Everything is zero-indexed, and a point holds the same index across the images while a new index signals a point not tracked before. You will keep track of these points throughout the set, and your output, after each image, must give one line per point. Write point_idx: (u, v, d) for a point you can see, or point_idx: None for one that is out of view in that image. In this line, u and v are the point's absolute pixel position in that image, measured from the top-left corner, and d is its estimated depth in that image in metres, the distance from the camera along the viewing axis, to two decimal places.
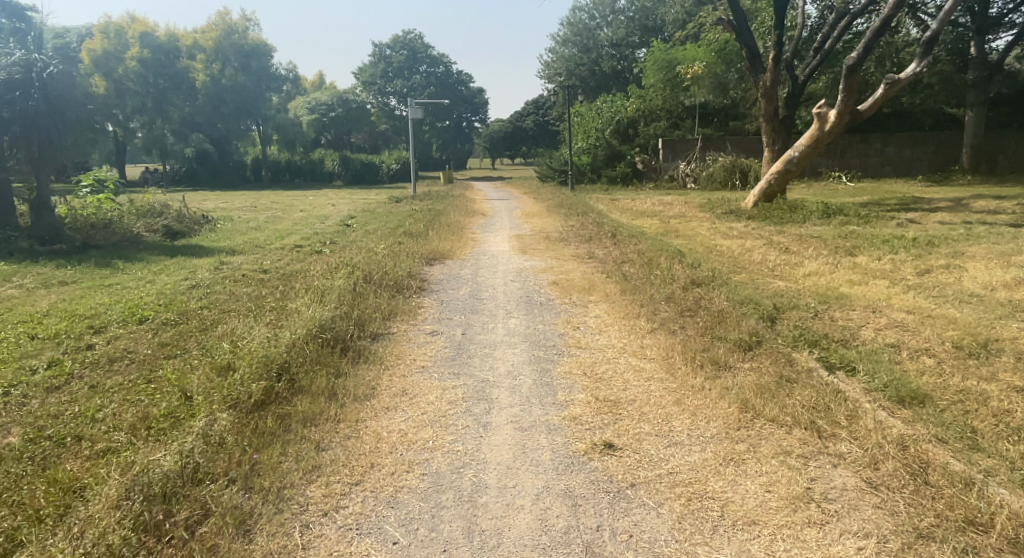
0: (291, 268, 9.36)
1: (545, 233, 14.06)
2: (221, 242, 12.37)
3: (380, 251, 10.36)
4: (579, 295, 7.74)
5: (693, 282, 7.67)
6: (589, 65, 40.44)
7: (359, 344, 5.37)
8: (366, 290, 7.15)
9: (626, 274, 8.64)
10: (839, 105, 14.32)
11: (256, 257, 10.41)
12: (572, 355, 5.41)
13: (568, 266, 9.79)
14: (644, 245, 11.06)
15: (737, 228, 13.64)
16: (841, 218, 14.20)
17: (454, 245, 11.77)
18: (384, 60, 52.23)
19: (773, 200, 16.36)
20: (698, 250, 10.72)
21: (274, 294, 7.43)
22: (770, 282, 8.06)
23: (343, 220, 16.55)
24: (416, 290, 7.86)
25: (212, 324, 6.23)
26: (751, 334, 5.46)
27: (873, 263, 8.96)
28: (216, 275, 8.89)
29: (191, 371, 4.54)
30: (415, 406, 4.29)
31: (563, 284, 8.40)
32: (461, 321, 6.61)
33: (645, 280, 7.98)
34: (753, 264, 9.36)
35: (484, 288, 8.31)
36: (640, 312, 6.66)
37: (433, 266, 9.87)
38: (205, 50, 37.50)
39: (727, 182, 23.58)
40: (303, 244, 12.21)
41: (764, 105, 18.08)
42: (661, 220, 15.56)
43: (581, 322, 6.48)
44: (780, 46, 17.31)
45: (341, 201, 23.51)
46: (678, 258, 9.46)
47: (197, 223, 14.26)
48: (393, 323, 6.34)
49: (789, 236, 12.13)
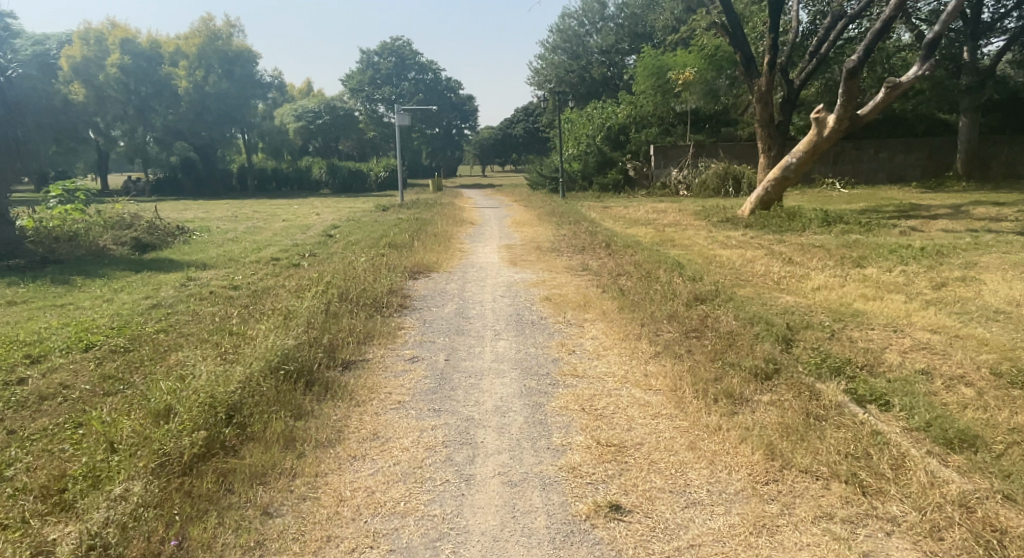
0: (264, 284, 8.72)
1: (535, 242, 13.48)
2: (193, 254, 11.74)
3: (362, 264, 9.76)
4: (573, 312, 7.14)
5: (695, 298, 7.12)
6: (579, 72, 39.98)
7: (325, 377, 4.76)
8: (340, 311, 6.54)
9: (623, 288, 8.07)
10: (839, 109, 13.85)
11: (228, 272, 9.78)
12: (568, 387, 4.80)
13: (561, 279, 9.21)
14: (640, 256, 10.52)
15: (735, 237, 13.16)
16: (842, 226, 13.72)
17: (441, 257, 11.17)
18: (372, 67, 51.62)
19: (770, 207, 15.86)
20: (697, 261, 10.20)
21: (240, 315, 6.79)
22: (777, 297, 7.50)
23: (326, 230, 15.93)
24: (396, 308, 7.24)
25: (166, 351, 5.59)
26: (768, 358, 4.89)
27: (884, 275, 8.43)
28: (180, 293, 8.24)
29: (125, 415, 3.91)
30: (385, 456, 3.69)
31: (556, 299, 7.81)
32: (444, 345, 5.99)
33: (644, 295, 7.42)
34: (757, 276, 8.82)
35: (471, 305, 7.70)
36: (641, 333, 6.09)
37: (417, 280, 9.27)
38: (188, 56, 36.73)
39: (720, 190, 23.21)
40: (281, 256, 11.58)
41: (759, 111, 17.65)
42: (655, 229, 15.09)
43: (577, 345, 5.89)
44: (775, 50, 16.87)
45: (325, 210, 22.89)
46: (677, 270, 8.90)
47: (171, 235, 13.60)
48: (368, 348, 5.74)
49: (790, 245, 11.63)
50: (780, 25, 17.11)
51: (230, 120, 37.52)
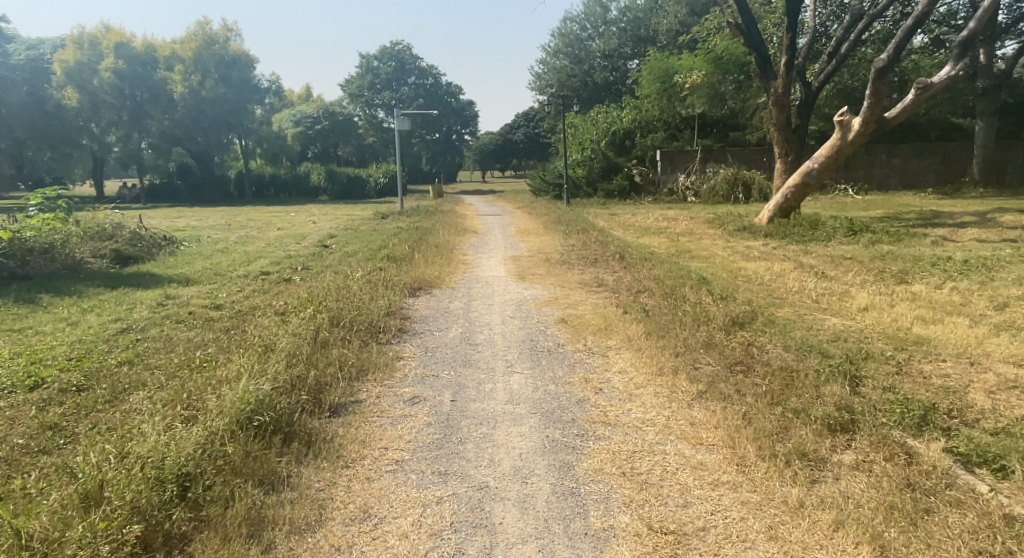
0: (250, 303, 7.94)
1: (544, 253, 12.67)
2: (176, 268, 10.96)
3: (359, 280, 8.98)
4: (595, 337, 6.34)
5: (732, 322, 6.34)
6: (581, 76, 39.15)
7: (305, 430, 3.94)
8: (331, 340, 5.71)
9: (646, 308, 7.27)
10: (864, 112, 13.04)
11: (211, 288, 8.98)
12: (600, 440, 3.98)
13: (576, 296, 8.42)
14: (659, 270, 9.72)
15: (755, 247, 12.38)
16: (869, 235, 12.92)
17: (443, 271, 10.40)
18: (372, 72, 50.74)
19: (790, 214, 15.05)
20: (722, 276, 9.41)
21: (220, 344, 6.00)
22: (821, 320, 6.70)
23: (322, 240, 15.17)
24: (394, 334, 6.42)
25: (125, 391, 4.79)
26: (841, 405, 4.07)
27: (934, 293, 7.63)
28: (155, 315, 7.44)
29: (47, 490, 3.09)
30: (379, 547, 2.88)
31: (573, 321, 7.02)
32: (449, 380, 5.18)
33: (673, 317, 6.63)
34: (791, 294, 8.02)
35: (478, 328, 6.89)
36: (679, 365, 5.29)
37: (417, 297, 8.49)
38: (183, 60, 35.65)
39: (730, 196, 22.43)
40: (271, 270, 10.78)
41: (775, 114, 16.87)
42: (669, 239, 14.29)
43: (604, 381, 5.06)
44: (792, 50, 16.07)
45: (323, 218, 22.11)
46: (703, 288, 8.11)
47: (156, 246, 12.83)
48: (362, 386, 4.94)
49: (819, 258, 10.83)
50: (797, 25, 16.32)
51: (226, 126, 36.63)
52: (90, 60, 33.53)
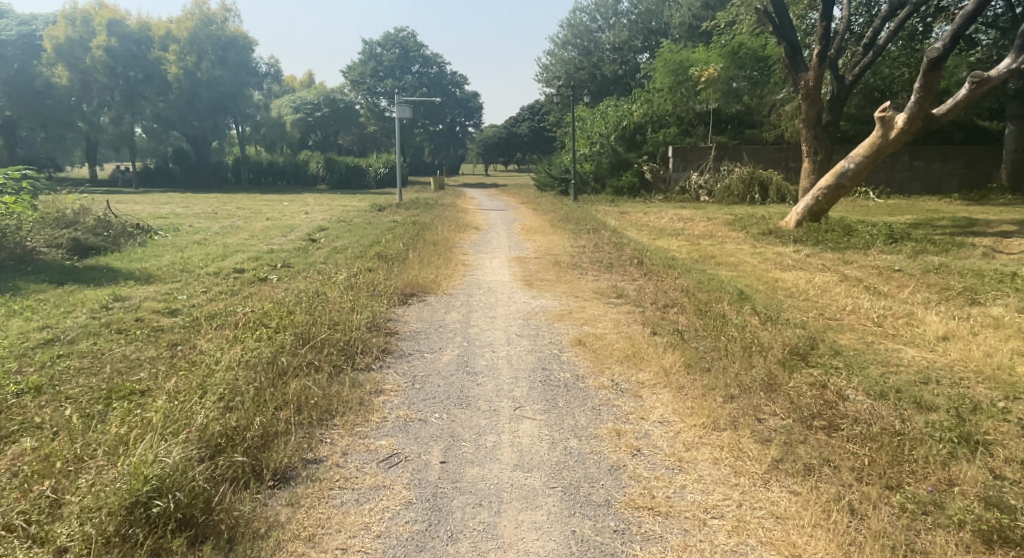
0: (213, 309, 6.78)
1: (553, 255, 11.49)
2: (141, 261, 9.80)
3: (344, 283, 7.79)
4: (621, 367, 5.16)
5: (790, 352, 5.14)
6: (589, 69, 37.80)
7: (229, 517, 2.80)
8: (293, 370, 4.56)
9: (679, 330, 6.11)
10: (911, 107, 11.76)
11: (171, 289, 7.81)
12: (648, 543, 2.80)
13: (592, 310, 7.25)
14: (688, 279, 8.56)
15: (785, 254, 11.21)
16: (910, 243, 11.73)
17: (440, 273, 9.20)
18: (375, 59, 49.26)
19: (820, 218, 13.80)
20: (760, 288, 8.25)
21: (157, 369, 4.81)
22: (895, 351, 5.51)
23: (311, 233, 13.98)
24: (376, 356, 5.24)
25: (5, 439, 3.62)
26: (993, 501, 2.86)
27: (1019, 319, 6.43)
28: (93, 321, 6.23)
29: None
30: None
31: (592, 344, 5.84)
32: (440, 430, 3.97)
33: (716, 346, 5.44)
34: (848, 315, 6.84)
35: (479, 351, 5.71)
36: (736, 414, 4.11)
37: (409, 306, 7.31)
38: (179, 41, 34.05)
39: (745, 197, 21.26)
40: (246, 266, 9.61)
41: (805, 109, 15.61)
42: (688, 242, 13.12)
43: (642, 438, 3.87)
44: (826, 40, 14.78)
45: (317, 208, 20.90)
46: (743, 304, 6.93)
47: (125, 235, 11.64)
48: (324, 437, 3.76)
49: (862, 269, 9.65)
50: (831, 13, 15.06)
51: (223, 110, 35.15)
52: (81, 38, 32.19)
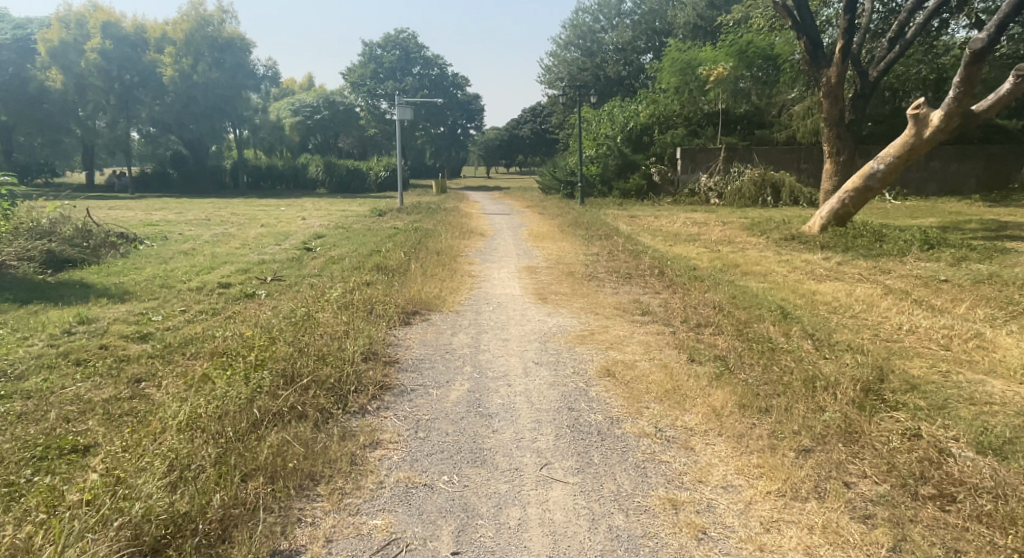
0: (190, 333, 5.99)
1: (565, 264, 10.69)
2: (120, 276, 9.01)
3: (338, 300, 7.02)
4: (662, 407, 4.35)
5: (863, 389, 4.35)
6: (593, 70, 36.76)
7: None
8: (267, 421, 3.78)
9: (721, 357, 5.32)
10: (948, 103, 10.96)
11: (146, 309, 7.04)
12: None
13: (618, 331, 6.44)
14: (718, 293, 7.74)
15: (814, 262, 10.43)
16: (946, 249, 10.96)
17: (444, 287, 8.44)
18: (375, 61, 48.38)
19: (846, 222, 12.97)
20: (798, 303, 7.44)
21: (108, 415, 4.01)
22: (979, 386, 4.70)
23: (306, 241, 13.19)
24: (370, 397, 4.43)
25: None
26: None
27: None
28: (49, 351, 5.44)
29: None
30: None
31: (623, 376, 5.02)
32: (450, 501, 3.18)
33: (772, 380, 4.63)
34: (908, 338, 6.01)
35: (494, 385, 4.91)
36: (819, 478, 3.31)
37: (411, 327, 6.51)
38: (175, 43, 33.24)
39: (757, 199, 20.51)
40: (233, 280, 8.81)
41: (828, 107, 14.78)
42: (706, 248, 12.36)
43: (705, 512, 3.06)
44: (850, 34, 13.97)
45: (315, 214, 20.11)
46: (790, 325, 6.12)
47: (107, 245, 10.89)
48: (305, 516, 2.99)
49: (903, 279, 8.88)
50: (854, 5, 14.26)
51: (220, 113, 34.39)
52: (75, 40, 31.44)
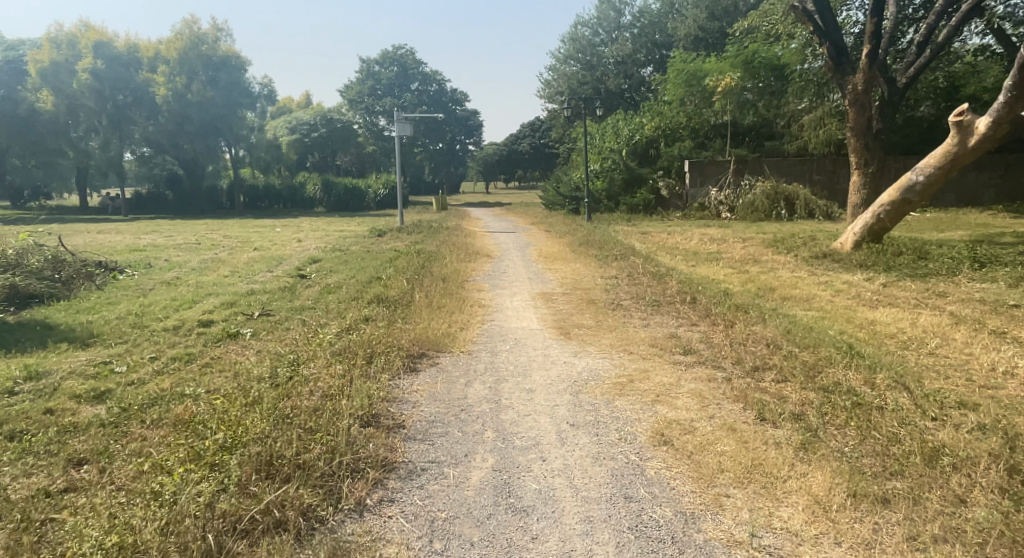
0: (155, 391, 4.99)
1: (583, 290, 9.70)
2: (87, 314, 8.03)
3: (332, 343, 6.03)
4: (747, 494, 3.38)
5: (1007, 469, 3.38)
6: (593, 83, 35.87)
7: None
8: (233, 542, 2.81)
9: (800, 414, 4.35)
10: (996, 108, 10.05)
11: (109, 356, 6.05)
12: None
13: (662, 378, 5.46)
14: (765, 327, 6.76)
15: (856, 284, 9.47)
16: (996, 268, 10.05)
17: (453, 321, 7.45)
18: (373, 77, 47.52)
19: (881, 237, 12.00)
20: (858, 338, 6.45)
21: (25, 526, 3.03)
22: None
23: (300, 267, 12.22)
24: (373, 485, 3.47)
25: None
26: None
27: None
28: None
29: None
30: None
31: (684, 445, 4.04)
32: None
33: (880, 453, 3.65)
34: (1011, 386, 5.00)
35: (525, 459, 3.93)
36: None
37: (418, 376, 5.54)
38: (168, 61, 32.35)
39: (772, 212, 19.58)
40: (214, 317, 7.82)
41: (854, 117, 13.90)
42: (733, 268, 11.41)
43: None
44: (877, 40, 13.08)
45: (311, 236, 19.15)
46: (871, 370, 5.14)
47: (82, 277, 9.94)
48: None
49: (965, 304, 7.91)
50: (881, 8, 13.35)
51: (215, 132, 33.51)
52: (67, 60, 30.53)
